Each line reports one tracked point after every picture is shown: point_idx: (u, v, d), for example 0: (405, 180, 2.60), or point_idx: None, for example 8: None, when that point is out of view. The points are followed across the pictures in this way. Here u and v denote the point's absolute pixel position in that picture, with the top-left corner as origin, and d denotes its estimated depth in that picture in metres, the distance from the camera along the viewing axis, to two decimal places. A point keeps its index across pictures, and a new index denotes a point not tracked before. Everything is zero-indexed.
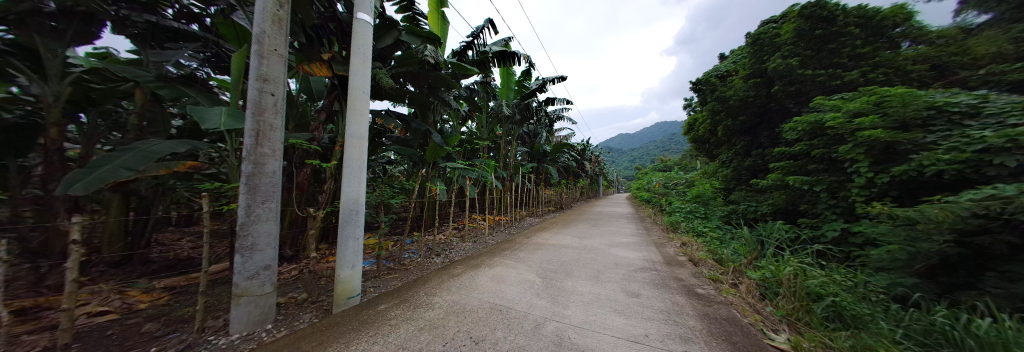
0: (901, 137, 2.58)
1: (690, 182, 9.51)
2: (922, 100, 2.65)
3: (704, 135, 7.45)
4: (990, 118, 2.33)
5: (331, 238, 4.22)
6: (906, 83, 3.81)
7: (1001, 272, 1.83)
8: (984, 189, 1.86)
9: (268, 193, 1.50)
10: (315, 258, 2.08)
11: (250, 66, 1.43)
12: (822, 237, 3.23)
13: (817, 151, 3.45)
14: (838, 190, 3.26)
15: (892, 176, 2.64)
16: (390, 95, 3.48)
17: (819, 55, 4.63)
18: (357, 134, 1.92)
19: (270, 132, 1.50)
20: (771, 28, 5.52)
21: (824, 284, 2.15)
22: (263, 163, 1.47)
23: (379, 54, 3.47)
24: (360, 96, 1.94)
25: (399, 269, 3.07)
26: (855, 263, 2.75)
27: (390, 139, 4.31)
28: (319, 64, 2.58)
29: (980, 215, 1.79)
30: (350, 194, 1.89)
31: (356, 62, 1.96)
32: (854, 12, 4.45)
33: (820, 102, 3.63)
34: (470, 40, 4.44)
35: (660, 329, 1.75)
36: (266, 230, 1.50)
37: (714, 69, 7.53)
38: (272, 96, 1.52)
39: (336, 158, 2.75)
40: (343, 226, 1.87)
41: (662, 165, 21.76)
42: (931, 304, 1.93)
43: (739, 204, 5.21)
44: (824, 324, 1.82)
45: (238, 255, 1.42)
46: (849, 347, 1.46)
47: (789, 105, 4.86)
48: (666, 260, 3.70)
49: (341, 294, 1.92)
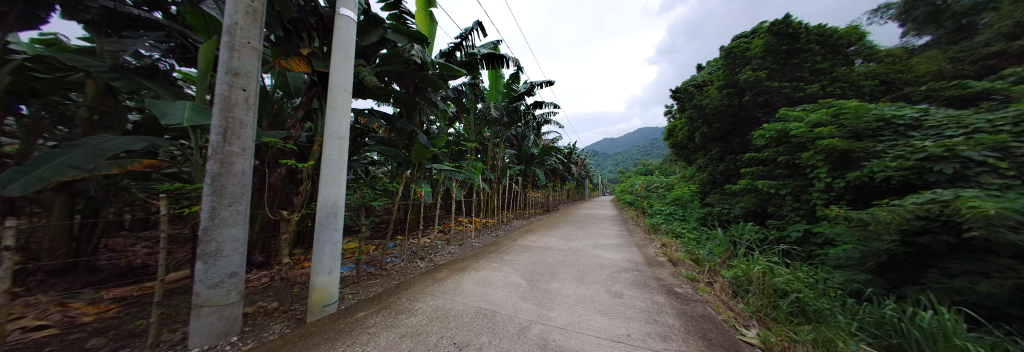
0: (854, 146, 2.83)
1: (670, 186, 9.85)
2: (873, 112, 2.92)
3: (681, 141, 7.80)
4: (931, 130, 2.60)
5: (306, 242, 4.02)
6: (859, 97, 4.22)
7: (941, 269, 2.03)
8: (926, 193, 2.06)
9: (236, 193, 1.39)
10: (287, 263, 1.95)
11: (220, 59, 1.33)
12: (787, 237, 3.46)
13: (784, 157, 3.70)
14: (802, 193, 3.50)
15: (848, 181, 2.88)
16: (373, 94, 3.38)
17: (784, 69, 4.99)
18: (337, 133, 1.85)
19: (240, 130, 1.40)
20: (742, 43, 5.89)
21: (789, 281, 2.29)
22: (232, 162, 1.37)
23: (363, 51, 3.37)
24: (342, 94, 1.87)
25: (380, 274, 2.97)
26: (816, 262, 2.96)
27: (373, 139, 4.17)
28: (297, 59, 2.44)
29: (923, 217, 1.99)
30: (327, 196, 1.80)
31: (337, 59, 1.89)
32: (815, 30, 4.86)
33: (785, 113, 3.90)
34: (458, 41, 4.41)
35: (640, 328, 1.80)
36: (233, 234, 1.40)
37: (692, 79, 7.92)
38: (243, 91, 1.43)
39: (313, 158, 2.61)
40: (321, 229, 1.78)
41: (644, 169, 22.54)
42: (882, 298, 2.12)
43: (715, 206, 5.46)
44: (788, 319, 1.95)
45: (199, 262, 1.30)
46: (811, 340, 1.58)
47: (758, 114, 5.19)
48: (647, 261, 3.82)
49: (316, 301, 1.82)
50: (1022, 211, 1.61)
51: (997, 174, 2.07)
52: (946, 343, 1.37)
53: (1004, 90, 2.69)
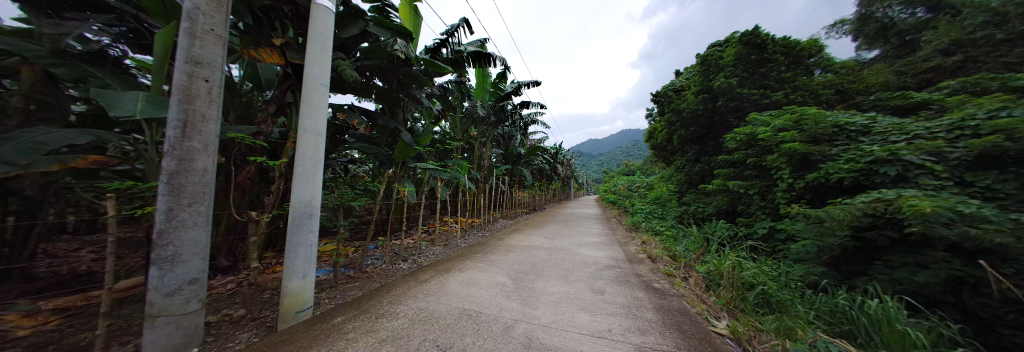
0: (812, 149, 3.06)
1: (650, 186, 10.25)
2: (829, 119, 3.17)
3: (661, 143, 8.11)
4: (878, 136, 2.87)
5: (278, 244, 3.81)
6: (818, 104, 4.60)
7: (884, 261, 2.25)
8: (873, 193, 2.27)
9: (196, 193, 1.28)
10: (256, 268, 1.83)
11: (178, 46, 1.22)
12: (754, 233, 3.70)
13: (752, 159, 3.95)
14: (768, 193, 3.75)
15: (808, 181, 3.12)
16: (353, 89, 3.25)
17: (753, 77, 5.33)
18: (312, 130, 1.76)
19: (202, 124, 1.29)
20: (716, 51, 6.22)
21: (755, 274, 2.45)
22: (192, 159, 1.26)
23: (343, 44, 3.24)
24: (318, 88, 1.79)
25: (360, 277, 2.87)
26: (779, 256, 3.19)
27: (353, 137, 4.01)
28: (269, 50, 2.29)
29: (871, 214, 2.19)
30: (301, 196, 1.70)
31: (313, 51, 1.80)
32: (780, 42, 5.24)
33: (754, 117, 4.15)
34: (444, 38, 4.33)
35: (621, 323, 1.86)
36: (193, 237, 1.29)
37: (671, 84, 8.25)
38: (206, 82, 1.31)
39: (287, 155, 2.47)
40: (295, 231, 1.69)
41: (626, 170, 23.24)
42: (835, 288, 2.32)
43: (690, 205, 5.73)
44: (755, 310, 2.09)
45: (153, 268, 1.18)
46: (774, 329, 1.70)
47: (730, 119, 5.49)
48: (628, 258, 3.95)
49: (289, 307, 1.73)
50: (954, 209, 1.81)
51: (933, 176, 2.32)
52: (890, 328, 1.52)
53: (940, 100, 3.01)
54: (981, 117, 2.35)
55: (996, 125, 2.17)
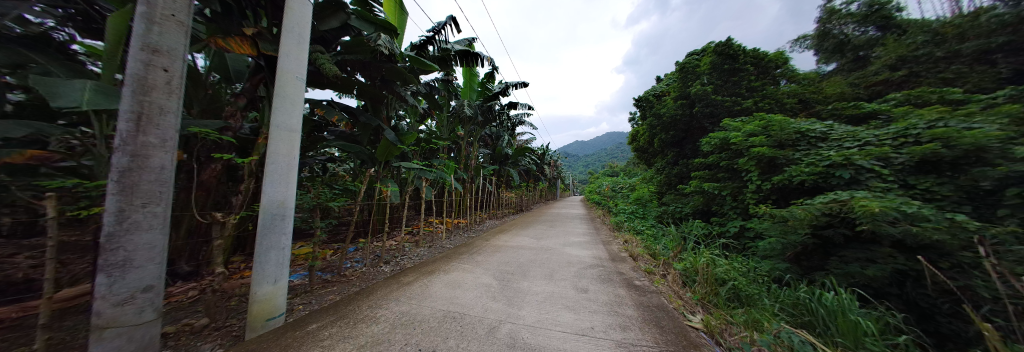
0: (778, 154, 3.28)
1: (632, 187, 10.58)
2: (792, 126, 3.42)
3: (642, 145, 8.38)
4: (835, 142, 3.13)
5: (248, 247, 3.58)
6: (784, 111, 4.95)
7: (839, 257, 2.43)
8: (830, 194, 2.46)
9: (153, 192, 1.16)
10: (222, 273, 1.70)
11: (133, 31, 1.10)
12: (727, 232, 3.91)
13: (725, 162, 4.18)
14: (739, 194, 3.98)
15: (774, 184, 3.33)
16: (332, 84, 3.12)
17: (727, 85, 5.63)
18: (286, 126, 1.67)
19: (159, 117, 1.17)
20: (694, 59, 6.53)
21: (727, 270, 2.58)
22: (147, 155, 1.13)
23: (322, 37, 3.11)
24: (293, 82, 1.70)
25: (338, 281, 2.76)
26: (748, 253, 3.39)
27: (333, 134, 3.85)
28: (240, 40, 2.16)
29: (828, 214, 2.37)
30: (273, 195, 1.61)
31: (288, 43, 1.71)
32: (751, 53, 5.60)
33: (727, 123, 4.37)
34: (430, 35, 4.26)
35: (603, 321, 1.90)
36: (148, 240, 1.16)
37: (652, 89, 8.55)
38: (165, 72, 1.19)
39: (258, 152, 2.33)
40: (266, 233, 1.59)
41: (611, 171, 23.84)
42: (797, 282, 2.49)
43: (669, 205, 5.96)
44: (727, 304, 2.20)
45: (100, 275, 1.05)
46: (742, 322, 1.81)
47: (706, 124, 5.77)
48: (611, 257, 4.05)
49: (258, 314, 1.63)
50: (898, 209, 2.00)
51: (881, 179, 2.56)
52: (844, 318, 1.65)
53: (887, 111, 3.34)
54: (920, 127, 2.64)
55: (934, 135, 2.43)
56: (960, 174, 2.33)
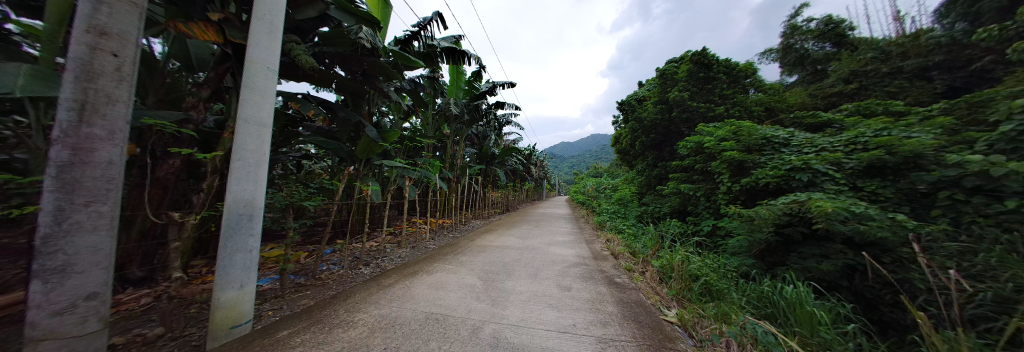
0: (746, 158, 3.51)
1: (615, 187, 10.91)
2: (759, 132, 3.68)
3: (624, 148, 8.66)
4: (795, 147, 3.40)
5: (209, 250, 3.31)
6: (752, 118, 5.32)
7: (797, 253, 2.63)
8: (791, 196, 2.67)
9: (98, 189, 1.03)
10: (179, 279, 1.55)
11: (76, 10, 0.98)
12: (701, 230, 4.13)
13: (699, 165, 4.43)
14: (711, 194, 4.22)
15: (743, 185, 3.56)
16: (309, 77, 2.97)
17: (702, 92, 5.95)
18: (255, 120, 1.57)
19: (107, 106, 1.04)
20: (672, 66, 6.83)
21: (699, 267, 2.73)
22: (92, 148, 1.01)
23: (298, 27, 2.95)
24: (263, 74, 1.60)
25: (312, 284, 2.63)
26: (719, 250, 3.60)
27: (309, 130, 3.66)
28: (204, 26, 2.00)
29: (788, 214, 2.58)
30: (240, 194, 1.50)
31: (259, 31, 1.61)
32: (723, 63, 5.96)
33: (701, 128, 4.62)
34: (415, 30, 4.16)
35: (585, 318, 1.95)
36: (92, 243, 1.03)
37: (634, 94, 8.85)
38: (115, 57, 1.07)
39: (224, 147, 2.17)
40: (231, 235, 1.48)
41: (594, 172, 24.40)
42: (761, 277, 2.69)
43: (649, 205, 6.19)
44: (699, 299, 2.33)
45: (35, 282, 0.92)
46: (712, 315, 1.93)
47: (683, 128, 6.06)
48: (593, 255, 4.15)
49: (221, 322, 1.52)
50: (847, 209, 2.21)
51: (835, 182, 2.81)
52: (801, 309, 1.80)
53: (839, 121, 3.69)
54: (867, 136, 2.93)
55: (879, 142, 2.70)
56: (900, 179, 2.61)
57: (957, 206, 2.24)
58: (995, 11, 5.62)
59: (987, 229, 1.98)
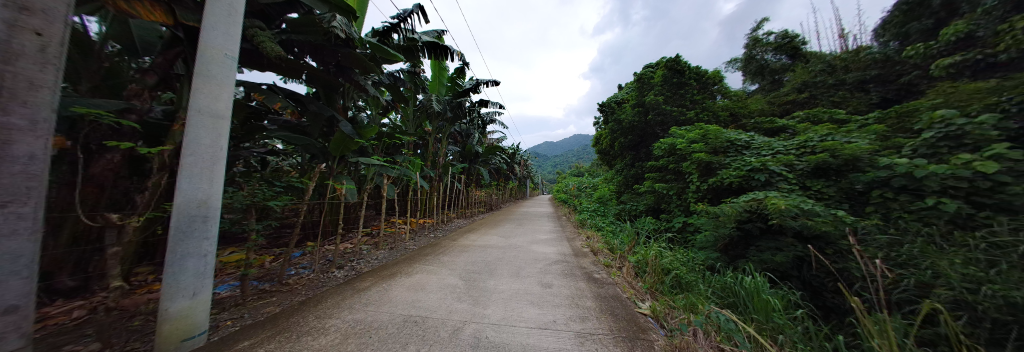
0: (713, 159, 3.78)
1: (595, 186, 11.26)
2: (723, 136, 3.97)
3: (604, 148, 8.95)
4: (755, 150, 3.70)
5: (155, 256, 2.96)
6: (719, 122, 5.72)
7: (756, 247, 2.86)
8: (750, 194, 2.92)
9: (18, 188, 0.89)
10: (119, 288, 1.38)
11: None
12: (673, 227, 4.37)
13: (671, 165, 4.68)
14: (682, 193, 4.48)
15: (710, 185, 3.82)
16: (275, 66, 2.76)
17: (675, 96, 6.30)
18: (210, 111, 1.43)
19: (28, 92, 0.90)
20: (649, 71, 7.15)
21: (671, 261, 2.89)
22: (9, 140, 0.86)
23: (263, 12, 2.73)
24: (220, 62, 1.47)
25: (278, 290, 2.45)
26: (689, 245, 3.83)
27: (275, 123, 3.40)
28: (150, 5, 1.79)
29: (747, 211, 2.81)
30: (192, 194, 1.37)
31: (216, 15, 1.47)
32: (694, 70, 6.35)
33: (674, 131, 4.87)
34: (395, 22, 4.00)
35: (565, 313, 2.00)
36: (9, 250, 0.88)
37: (613, 96, 9.16)
38: (37, 36, 0.92)
39: (174, 140, 1.96)
40: (182, 238, 1.35)
41: (575, 172, 24.96)
42: (725, 269, 2.90)
43: (626, 203, 6.45)
44: (670, 292, 2.46)
45: None
46: (681, 306, 2.06)
47: (657, 130, 6.38)
48: (574, 253, 4.25)
49: (170, 335, 1.38)
50: (796, 206, 2.45)
51: (788, 182, 3.10)
52: (758, 298, 1.97)
53: (792, 126, 4.07)
54: (814, 140, 3.27)
55: (824, 146, 3.02)
56: (841, 178, 2.94)
57: (886, 203, 2.56)
58: (920, 33, 6.52)
59: (910, 223, 2.29)
